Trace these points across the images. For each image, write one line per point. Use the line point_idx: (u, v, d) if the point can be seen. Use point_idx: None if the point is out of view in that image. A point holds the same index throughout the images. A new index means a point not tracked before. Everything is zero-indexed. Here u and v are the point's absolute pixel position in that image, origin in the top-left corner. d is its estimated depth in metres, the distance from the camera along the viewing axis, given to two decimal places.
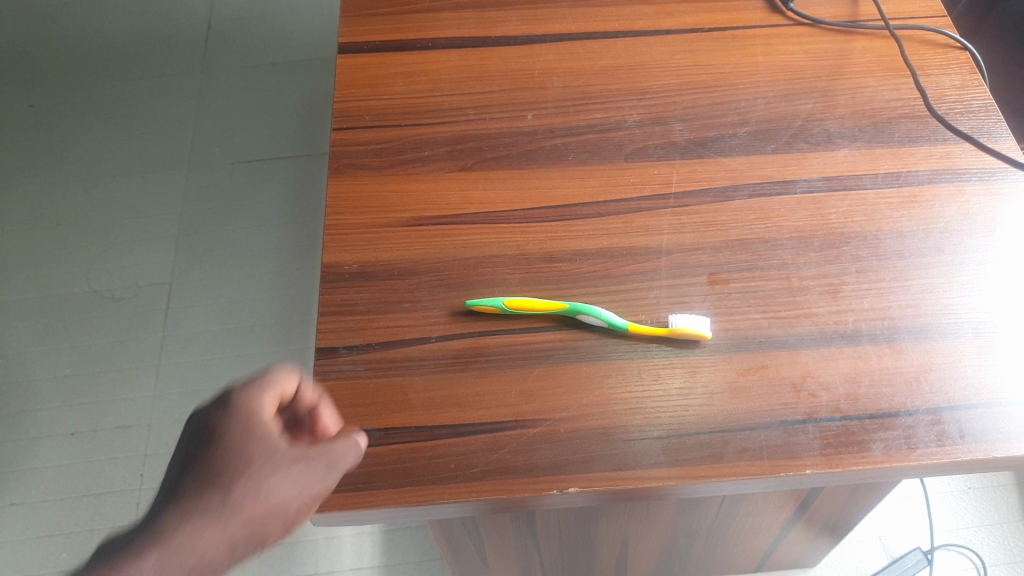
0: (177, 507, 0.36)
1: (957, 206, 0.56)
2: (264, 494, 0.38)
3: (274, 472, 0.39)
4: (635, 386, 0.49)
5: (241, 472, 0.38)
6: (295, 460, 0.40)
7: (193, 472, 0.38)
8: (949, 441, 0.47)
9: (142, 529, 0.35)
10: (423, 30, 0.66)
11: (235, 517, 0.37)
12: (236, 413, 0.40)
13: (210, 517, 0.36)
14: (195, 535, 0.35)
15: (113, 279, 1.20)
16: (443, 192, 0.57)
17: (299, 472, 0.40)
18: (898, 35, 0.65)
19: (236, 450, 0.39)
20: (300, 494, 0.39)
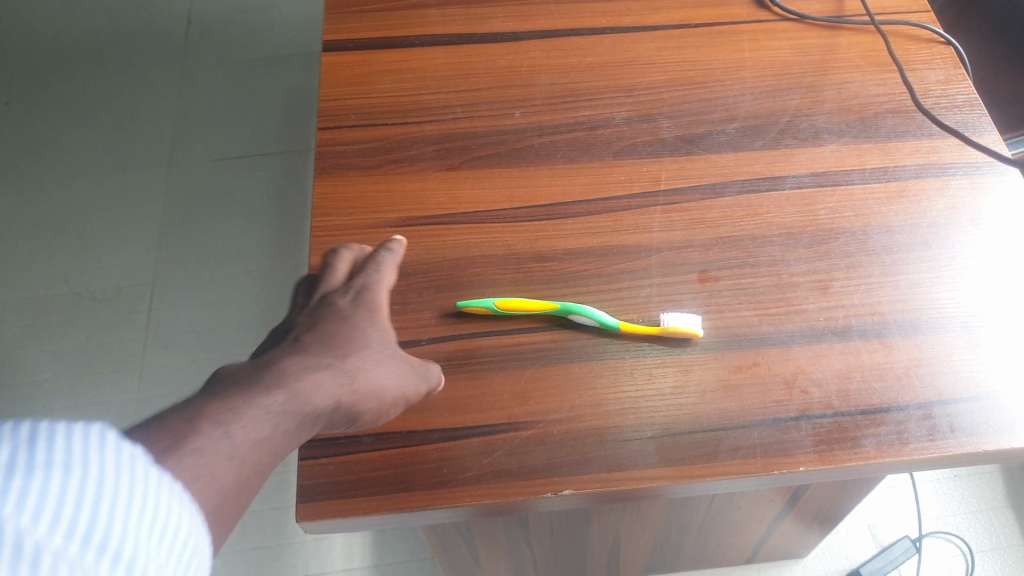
0: (298, 357, 0.40)
1: (943, 201, 0.56)
2: (369, 375, 0.42)
3: (379, 362, 0.43)
4: (628, 386, 0.49)
5: (352, 350, 0.42)
6: (393, 360, 0.44)
7: (309, 338, 0.42)
8: (940, 436, 0.47)
9: (266, 363, 0.39)
10: (408, 27, 0.66)
11: (345, 383, 0.41)
12: (348, 312, 0.45)
13: (326, 372, 0.40)
14: (314, 383, 0.39)
15: (93, 280, 1.18)
16: (431, 192, 0.57)
17: (395, 370, 0.44)
18: (883, 30, 0.65)
19: (347, 334, 0.43)
20: (397, 388, 0.44)
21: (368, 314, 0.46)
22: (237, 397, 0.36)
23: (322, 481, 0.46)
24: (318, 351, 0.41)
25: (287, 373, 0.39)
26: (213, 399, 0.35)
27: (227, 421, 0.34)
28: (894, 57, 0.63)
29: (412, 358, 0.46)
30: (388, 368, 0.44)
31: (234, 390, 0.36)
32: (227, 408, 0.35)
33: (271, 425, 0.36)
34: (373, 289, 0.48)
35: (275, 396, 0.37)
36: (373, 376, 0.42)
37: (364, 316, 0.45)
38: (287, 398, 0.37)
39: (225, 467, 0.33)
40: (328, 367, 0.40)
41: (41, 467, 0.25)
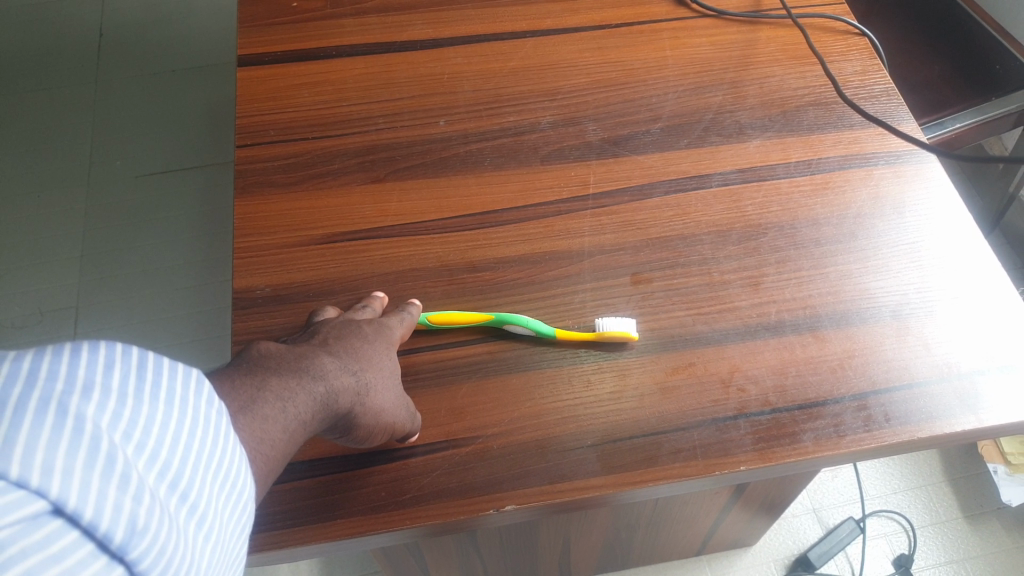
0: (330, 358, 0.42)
1: (867, 191, 0.57)
2: (381, 396, 0.43)
3: (388, 390, 0.44)
4: (567, 393, 0.49)
5: (373, 367, 0.44)
6: (398, 390, 0.45)
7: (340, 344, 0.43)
8: (876, 425, 0.47)
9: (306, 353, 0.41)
10: (325, 38, 0.64)
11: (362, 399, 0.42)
12: (373, 333, 0.46)
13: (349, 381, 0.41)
14: (343, 385, 0.41)
15: (14, 307, 1.14)
16: (358, 207, 0.56)
17: (399, 401, 0.45)
18: (800, 23, 0.66)
19: (369, 352, 0.44)
20: (399, 416, 0.45)
21: (386, 345, 0.46)
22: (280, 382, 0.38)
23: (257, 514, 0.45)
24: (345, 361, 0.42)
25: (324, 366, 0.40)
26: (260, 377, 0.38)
27: (284, 399, 0.37)
28: (813, 49, 0.64)
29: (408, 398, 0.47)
30: (394, 397, 0.45)
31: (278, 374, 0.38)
32: (271, 391, 0.37)
33: (304, 417, 0.38)
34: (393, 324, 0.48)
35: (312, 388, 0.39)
36: (383, 400, 0.44)
37: (384, 342, 0.46)
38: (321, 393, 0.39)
39: (281, 436, 0.36)
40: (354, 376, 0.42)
41: (133, 399, 0.27)
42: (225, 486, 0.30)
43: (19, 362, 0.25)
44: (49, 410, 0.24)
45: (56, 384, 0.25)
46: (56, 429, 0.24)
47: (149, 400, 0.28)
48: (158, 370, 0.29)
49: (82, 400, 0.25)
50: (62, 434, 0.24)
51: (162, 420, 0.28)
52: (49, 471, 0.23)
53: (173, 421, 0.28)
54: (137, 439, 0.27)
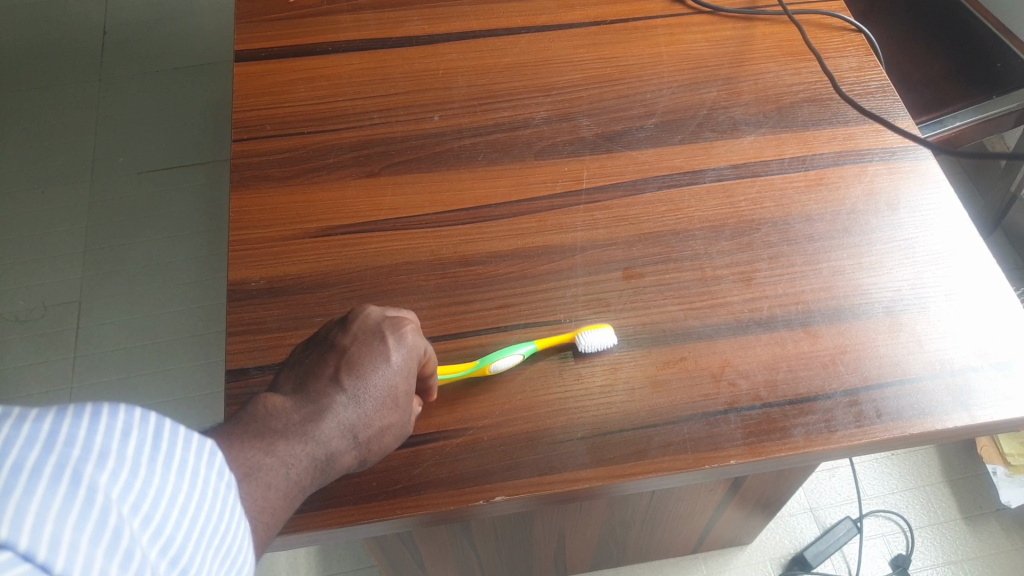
0: (338, 412, 0.41)
1: (861, 187, 0.57)
2: (388, 439, 0.44)
3: (397, 428, 0.44)
4: (557, 387, 0.49)
5: (386, 413, 0.43)
6: (381, 446, 0.43)
7: (355, 384, 0.43)
8: (867, 421, 0.47)
9: (313, 412, 0.41)
10: (321, 34, 0.65)
11: (364, 447, 0.42)
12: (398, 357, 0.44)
13: (352, 437, 0.42)
14: (344, 446, 0.41)
15: (17, 301, 1.15)
16: (351, 200, 0.56)
17: (409, 430, 0.45)
18: (796, 19, 0.66)
19: (351, 422, 0.42)
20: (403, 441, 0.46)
21: (409, 367, 0.45)
22: (276, 449, 0.39)
23: None
24: (355, 411, 0.42)
25: (327, 428, 0.41)
26: (259, 441, 0.38)
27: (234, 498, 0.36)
28: (809, 46, 0.64)
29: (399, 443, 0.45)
30: (404, 428, 0.45)
31: (275, 442, 0.39)
32: (269, 472, 0.38)
33: (290, 497, 0.39)
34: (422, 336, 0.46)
35: (308, 463, 0.40)
36: (390, 439, 0.44)
37: (409, 364, 0.45)
38: (317, 461, 0.40)
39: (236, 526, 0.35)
40: (359, 433, 0.42)
41: (145, 469, 0.29)
42: (221, 558, 0.32)
43: (41, 424, 0.26)
44: (62, 478, 0.25)
45: (72, 451, 0.26)
46: (68, 500, 0.25)
47: (160, 469, 0.29)
48: (164, 436, 0.30)
49: (94, 468, 0.27)
50: (73, 506, 0.25)
51: (170, 492, 0.29)
52: (55, 543, 0.24)
53: (180, 492, 0.30)
54: (144, 512, 0.28)
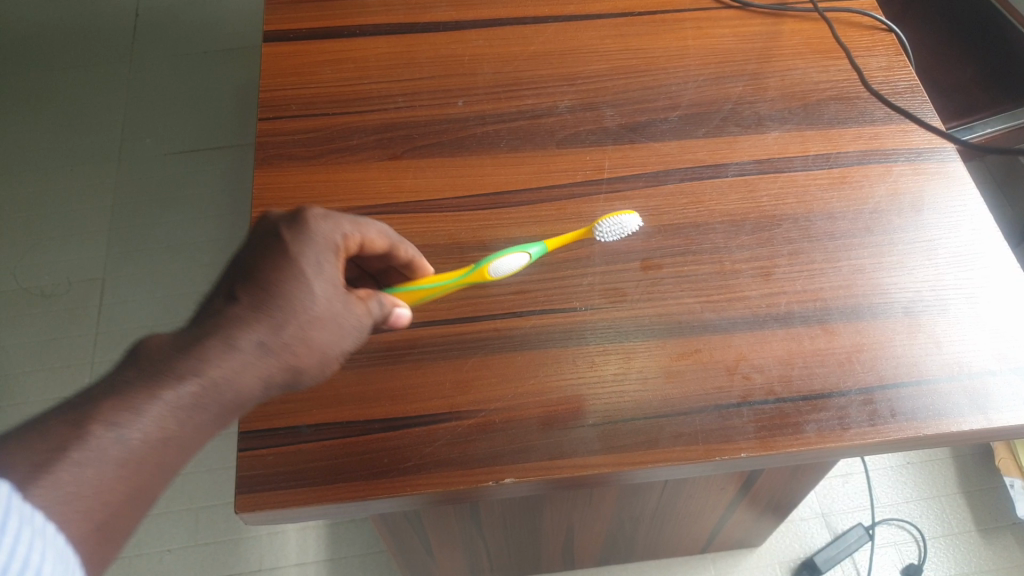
0: (231, 326, 0.37)
1: (885, 186, 0.57)
2: (315, 339, 0.39)
3: (325, 326, 0.40)
4: (571, 373, 0.49)
5: (311, 315, 0.39)
6: (312, 351, 0.39)
7: (254, 287, 0.38)
8: (881, 420, 0.47)
9: (198, 334, 0.36)
10: (350, 16, 0.65)
11: (283, 355, 0.38)
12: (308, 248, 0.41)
13: (258, 349, 0.37)
14: (246, 364, 0.37)
15: (42, 276, 1.17)
16: (373, 182, 0.56)
17: (344, 330, 0.41)
18: (827, 17, 0.66)
19: (266, 331, 0.38)
20: (347, 344, 0.41)
21: (327, 257, 0.41)
22: (111, 413, 0.33)
23: (260, 472, 0.45)
24: (257, 315, 0.38)
25: (235, 339, 0.37)
26: (80, 413, 0.33)
27: (105, 441, 0.32)
28: (840, 45, 0.64)
29: (333, 347, 0.40)
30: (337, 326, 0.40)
31: (129, 393, 0.33)
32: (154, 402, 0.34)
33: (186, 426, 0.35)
34: (362, 225, 0.45)
35: (212, 379, 0.35)
36: (318, 341, 0.39)
37: (325, 253, 0.41)
38: (224, 376, 0.36)
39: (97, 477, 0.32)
40: (276, 341, 0.38)
41: None
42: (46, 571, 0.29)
43: None
44: None
45: None
46: None
47: None
48: None
49: None
50: None
51: None
52: None
53: None
54: None
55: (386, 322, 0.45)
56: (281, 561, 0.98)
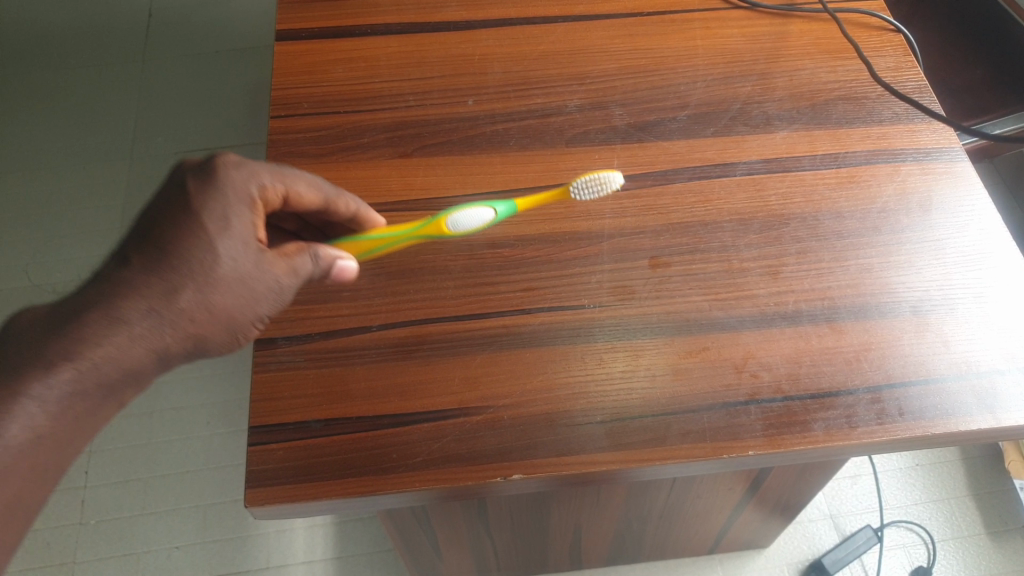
0: (118, 296, 0.39)
1: (894, 186, 0.57)
2: (220, 303, 0.41)
3: (232, 287, 0.41)
4: (579, 370, 0.49)
5: (211, 279, 0.41)
6: (214, 315, 0.41)
7: (152, 249, 0.40)
8: (889, 419, 0.47)
9: (85, 307, 0.38)
10: (361, 16, 0.65)
11: (183, 323, 0.40)
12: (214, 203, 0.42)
13: (148, 318, 0.39)
14: (136, 342, 0.38)
15: (54, 274, 1.17)
16: (383, 179, 0.57)
17: (257, 287, 0.43)
18: (837, 17, 0.66)
19: (159, 301, 0.39)
20: (265, 300, 0.43)
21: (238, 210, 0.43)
22: None
23: (270, 467, 0.45)
24: (154, 283, 0.39)
25: (122, 313, 0.38)
26: None
27: None
28: (852, 44, 0.64)
29: (240, 309, 0.42)
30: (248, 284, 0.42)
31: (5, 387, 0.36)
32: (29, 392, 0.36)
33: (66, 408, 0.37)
34: (285, 176, 0.46)
35: (92, 359, 0.37)
36: (225, 304, 0.41)
37: (239, 206, 0.43)
38: (108, 352, 0.38)
39: None
40: (169, 310, 0.39)
41: None
42: None
43: None
44: None
45: None
46: None
47: None
48: None
49: None
50: None
51: None
52: None
53: None
54: None
55: (333, 275, 0.46)
56: (288, 560, 0.98)
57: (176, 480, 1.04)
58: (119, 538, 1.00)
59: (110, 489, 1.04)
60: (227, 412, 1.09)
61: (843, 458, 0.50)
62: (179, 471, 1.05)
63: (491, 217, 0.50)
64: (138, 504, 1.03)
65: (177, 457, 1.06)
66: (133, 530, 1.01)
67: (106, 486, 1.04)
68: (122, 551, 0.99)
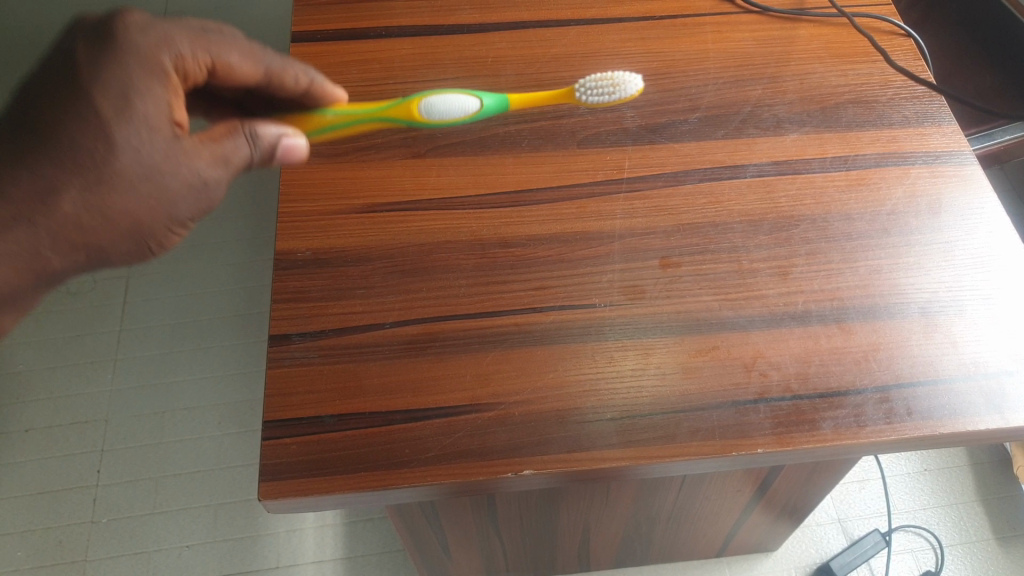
0: (12, 187, 0.44)
1: (903, 188, 0.57)
2: (122, 198, 0.46)
3: (129, 192, 0.46)
4: (589, 368, 0.49)
5: (110, 175, 0.46)
6: (115, 207, 0.46)
7: (52, 144, 0.45)
8: (897, 418, 0.47)
9: None
10: (376, 18, 0.66)
11: (79, 221, 0.46)
12: (117, 101, 0.46)
13: (41, 212, 0.45)
14: (15, 249, 0.45)
15: None
16: (397, 179, 0.58)
17: (164, 186, 0.47)
18: (855, 22, 0.66)
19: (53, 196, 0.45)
20: (177, 196, 0.48)
21: (144, 106, 0.47)
22: None
23: (284, 461, 0.46)
24: (53, 180, 0.45)
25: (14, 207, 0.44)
26: None
27: None
28: (873, 42, 0.65)
29: (144, 200, 0.47)
30: (151, 185, 0.47)
31: None
32: None
33: None
34: (210, 51, 0.52)
35: None
36: (122, 206, 0.46)
37: (147, 102, 0.47)
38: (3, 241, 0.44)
39: None
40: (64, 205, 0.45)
41: None
42: None
43: None
44: None
45: None
46: None
47: None
48: None
49: None
50: None
51: None
52: None
53: None
54: None
55: (276, 153, 0.52)
56: (298, 559, 0.99)
57: (186, 479, 1.05)
58: (130, 536, 1.01)
59: (121, 488, 1.04)
60: (239, 412, 1.09)
61: (853, 457, 0.51)
62: (190, 470, 1.05)
63: (470, 104, 0.58)
64: (149, 503, 1.03)
65: (188, 456, 1.06)
66: (144, 529, 1.01)
67: (118, 485, 1.05)
68: (133, 550, 1.00)
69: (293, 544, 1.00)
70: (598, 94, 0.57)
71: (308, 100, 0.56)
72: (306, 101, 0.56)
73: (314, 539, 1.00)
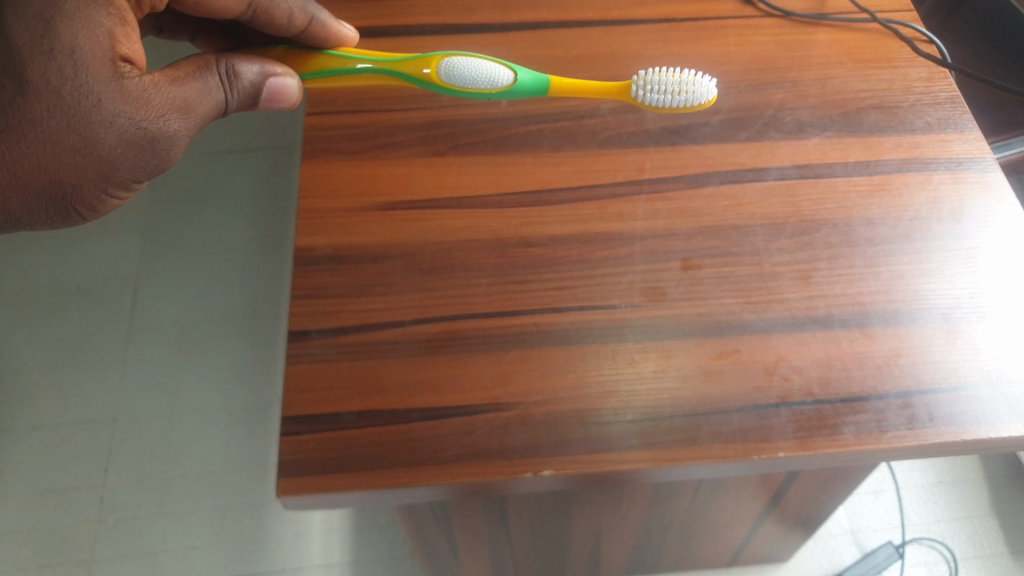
0: None
1: (925, 195, 0.57)
2: (44, 150, 0.46)
3: (45, 146, 0.46)
4: (610, 369, 0.49)
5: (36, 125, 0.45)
6: (40, 158, 0.46)
7: None
8: (919, 424, 0.46)
9: None
10: (398, 15, 0.66)
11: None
12: (41, 32, 0.45)
13: None
14: None
15: (78, 273, 1.23)
16: (417, 177, 0.58)
17: (91, 136, 0.47)
18: (890, 27, 0.66)
19: None
20: (111, 149, 0.48)
21: (74, 37, 0.46)
22: None
23: (302, 457, 0.46)
24: None
25: None
26: None
27: None
28: (912, 46, 0.65)
29: (73, 152, 0.47)
30: (75, 136, 0.47)
31: None
32: None
33: None
34: None
35: None
36: (36, 160, 0.46)
37: (81, 35, 0.46)
38: None
39: None
40: None
41: None
42: None
43: None
44: None
45: None
46: None
47: None
48: None
49: None
50: None
51: None
52: None
53: None
54: None
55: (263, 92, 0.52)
56: (303, 563, 0.98)
57: (192, 480, 1.04)
58: (136, 535, 1.01)
59: (127, 487, 1.04)
60: (246, 413, 1.09)
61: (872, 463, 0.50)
62: (196, 470, 1.05)
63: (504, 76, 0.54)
64: (155, 503, 1.03)
65: (195, 456, 1.06)
66: (149, 529, 1.01)
67: (125, 484, 1.04)
68: (138, 550, 1.00)
69: (299, 549, 0.99)
70: (659, 91, 0.54)
71: (308, 37, 0.55)
72: (310, 39, 0.55)
73: (320, 543, 0.99)
